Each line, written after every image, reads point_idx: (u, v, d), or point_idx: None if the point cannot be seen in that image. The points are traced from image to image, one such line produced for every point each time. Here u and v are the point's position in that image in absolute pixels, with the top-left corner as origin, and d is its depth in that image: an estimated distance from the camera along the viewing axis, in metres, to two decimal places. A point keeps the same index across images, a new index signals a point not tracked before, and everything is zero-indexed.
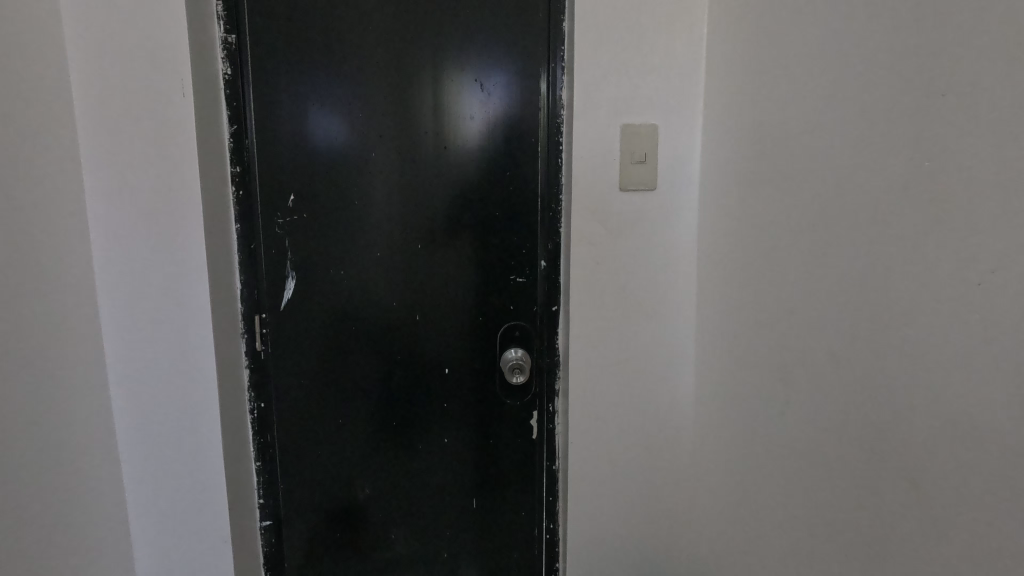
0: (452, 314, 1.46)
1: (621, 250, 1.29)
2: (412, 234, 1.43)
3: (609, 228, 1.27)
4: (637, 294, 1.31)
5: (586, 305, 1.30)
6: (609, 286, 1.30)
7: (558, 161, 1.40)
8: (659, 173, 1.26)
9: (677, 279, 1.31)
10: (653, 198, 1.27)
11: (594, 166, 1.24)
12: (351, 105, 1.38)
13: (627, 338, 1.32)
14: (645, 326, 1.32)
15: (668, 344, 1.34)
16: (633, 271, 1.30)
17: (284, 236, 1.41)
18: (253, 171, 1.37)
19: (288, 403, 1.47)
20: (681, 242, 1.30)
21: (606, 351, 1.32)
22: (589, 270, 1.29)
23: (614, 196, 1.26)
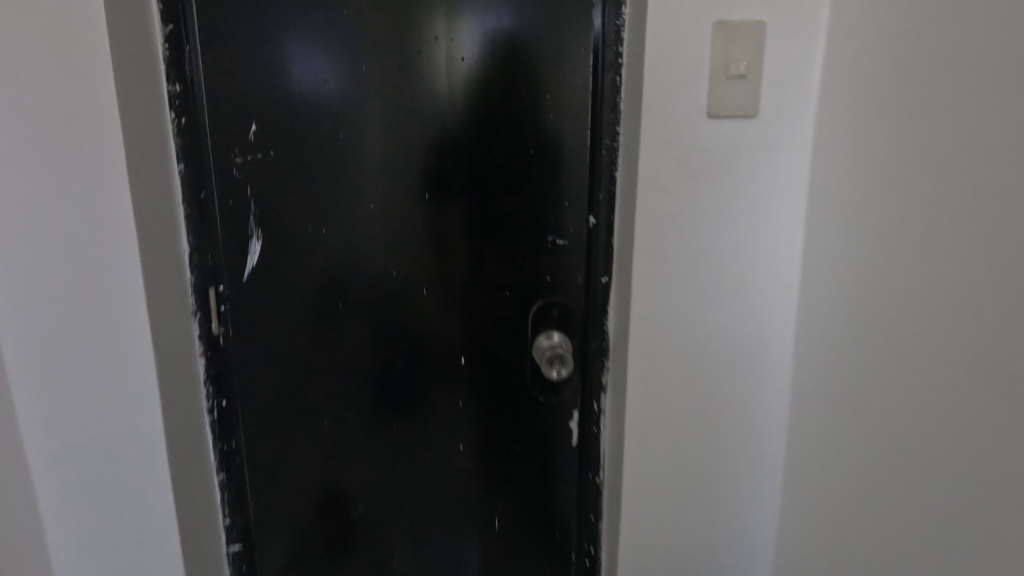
0: (468, 290, 1.12)
1: (705, 198, 0.94)
2: (418, 192, 1.08)
3: (690, 168, 0.93)
4: (721, 261, 0.97)
5: (655, 274, 0.97)
6: (687, 248, 0.96)
7: (616, 85, 1.03)
8: (762, 94, 0.91)
9: (777, 237, 0.97)
10: (751, 127, 0.93)
11: (672, 83, 0.90)
12: (332, 19, 1.00)
13: (706, 317, 1.00)
14: (731, 300, 0.99)
15: (759, 324, 1.01)
16: (721, 227, 0.96)
17: (244, 181, 1.04)
18: (199, 97, 1.00)
19: (257, 401, 1.14)
20: (785, 192, 0.96)
21: (679, 335, 1.00)
22: (663, 227, 0.95)
23: (700, 123, 0.91)
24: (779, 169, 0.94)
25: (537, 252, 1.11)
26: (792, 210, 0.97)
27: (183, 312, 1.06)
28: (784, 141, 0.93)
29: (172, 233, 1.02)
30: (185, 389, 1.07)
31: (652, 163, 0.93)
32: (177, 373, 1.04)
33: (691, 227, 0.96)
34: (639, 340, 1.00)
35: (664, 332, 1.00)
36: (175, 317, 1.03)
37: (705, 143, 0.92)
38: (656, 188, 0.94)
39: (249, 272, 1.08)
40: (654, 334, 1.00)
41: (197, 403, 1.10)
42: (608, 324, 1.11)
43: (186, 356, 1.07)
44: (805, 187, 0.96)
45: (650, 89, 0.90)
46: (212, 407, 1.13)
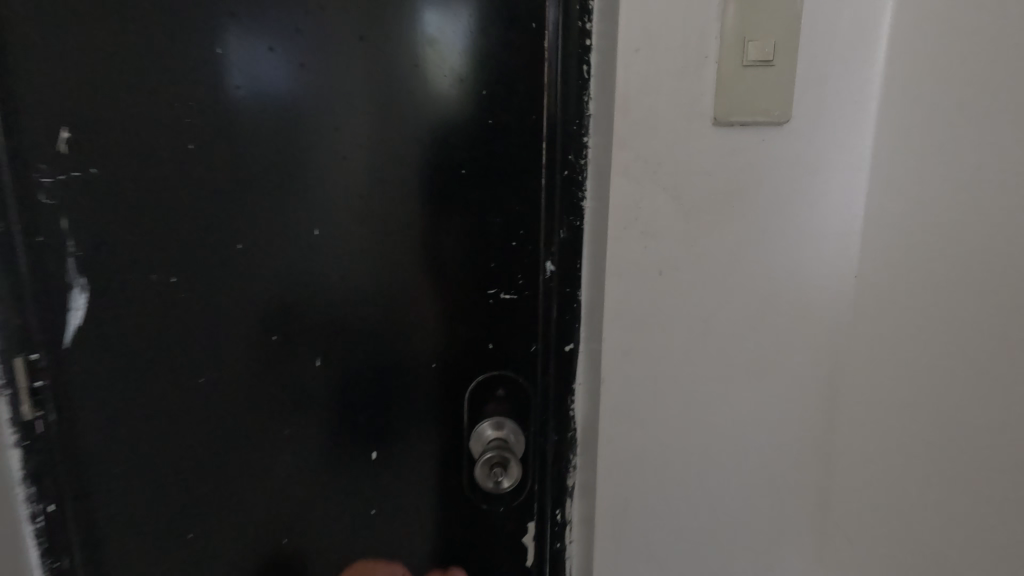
0: (384, 358, 0.82)
1: (707, 244, 0.64)
2: (348, 271, 0.79)
3: (686, 199, 0.63)
4: (732, 334, 0.67)
5: (633, 351, 0.67)
6: (680, 316, 0.66)
7: (586, 77, 0.70)
8: (797, 88, 0.60)
9: (815, 299, 0.66)
10: (779, 140, 0.61)
11: (661, 72, 0.59)
12: (251, 52, 0.72)
13: (709, 413, 0.69)
14: (744, 389, 0.69)
15: (787, 422, 0.70)
16: (731, 286, 0.65)
17: (56, 209, 0.75)
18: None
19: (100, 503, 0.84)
20: (831, 234, 0.65)
21: (668, 437, 0.70)
22: (646, 285, 0.65)
23: (701, 135, 0.61)
24: (820, 202, 0.64)
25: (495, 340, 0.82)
26: (833, 260, 0.65)
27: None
28: (827, 162, 0.63)
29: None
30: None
31: (630, 192, 0.62)
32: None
33: (689, 285, 0.65)
34: (611, 441, 0.70)
35: (646, 432, 0.70)
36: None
37: (707, 163, 0.62)
38: (636, 228, 0.63)
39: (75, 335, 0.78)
40: (632, 434, 0.70)
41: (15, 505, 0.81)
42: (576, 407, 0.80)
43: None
44: (858, 227, 0.64)
45: (626, 83, 0.60)
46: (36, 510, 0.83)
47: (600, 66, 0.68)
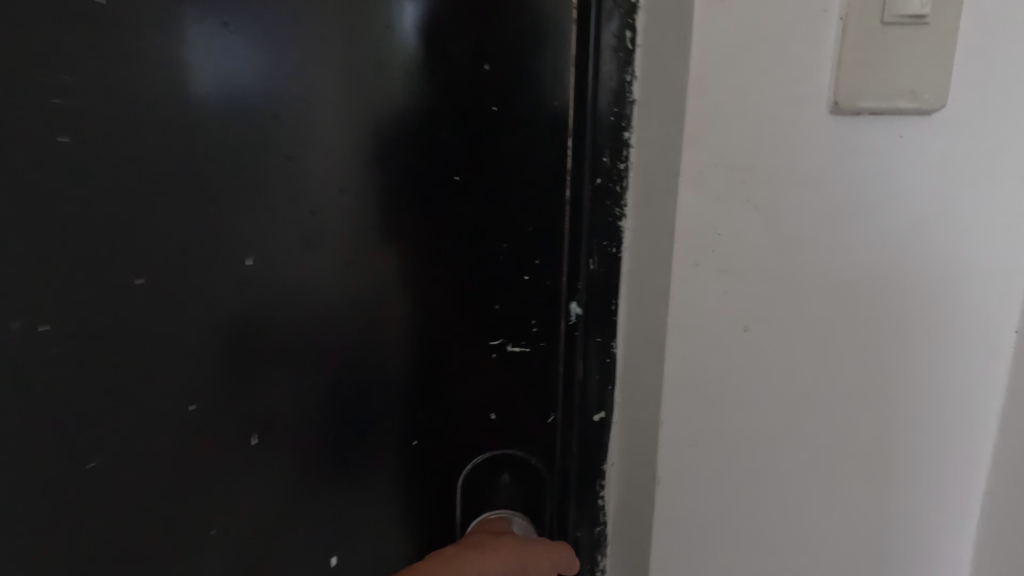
0: (339, 442, 0.59)
1: (813, 286, 0.43)
2: (316, 357, 0.55)
3: (785, 222, 0.42)
4: (844, 418, 0.46)
5: (699, 439, 0.46)
6: (769, 391, 0.45)
7: (628, 50, 0.49)
8: (956, 59, 0.40)
9: (960, 361, 0.45)
10: (927, 137, 0.41)
11: (754, 34, 0.40)
12: (198, 35, 0.45)
13: (804, 528, 0.48)
14: (854, 492, 0.47)
15: (911, 534, 0.49)
16: (848, 347, 0.44)
17: None
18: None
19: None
20: (995, 270, 0.43)
21: (744, 559, 0.48)
22: (722, 346, 0.44)
23: (809, 128, 0.41)
24: (979, 226, 0.43)
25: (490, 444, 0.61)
26: (984, 307, 0.44)
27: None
28: (994, 166, 0.42)
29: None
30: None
31: (701, 210, 0.43)
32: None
33: (783, 348, 0.44)
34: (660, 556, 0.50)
35: (713, 553, 0.48)
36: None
37: (818, 170, 0.42)
38: (709, 263, 0.43)
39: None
40: (693, 553, 0.49)
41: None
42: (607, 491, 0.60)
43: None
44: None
45: (701, 52, 0.41)
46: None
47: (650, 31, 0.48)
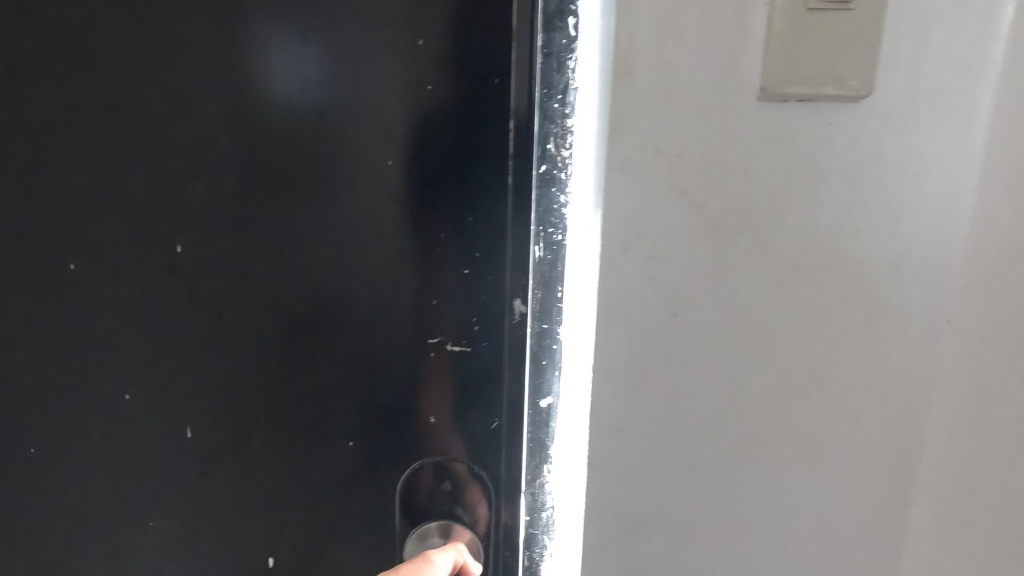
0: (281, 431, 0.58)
1: (739, 267, 0.42)
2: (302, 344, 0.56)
3: (711, 207, 0.41)
4: (782, 403, 0.44)
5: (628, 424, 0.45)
6: (698, 374, 0.44)
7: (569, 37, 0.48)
8: (885, 48, 0.40)
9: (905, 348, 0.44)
10: (858, 126, 0.41)
11: (683, 14, 0.39)
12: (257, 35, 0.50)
13: (730, 520, 0.46)
14: (785, 485, 0.46)
15: (850, 540, 0.47)
16: (777, 332, 0.43)
17: None
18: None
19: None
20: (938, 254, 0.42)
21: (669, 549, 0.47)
22: (650, 330, 0.43)
23: (739, 111, 0.40)
24: (909, 215, 0.42)
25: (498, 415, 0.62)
26: (914, 300, 0.43)
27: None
28: (922, 156, 0.41)
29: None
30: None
31: (629, 193, 0.42)
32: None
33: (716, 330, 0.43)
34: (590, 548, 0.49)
35: (635, 545, 0.47)
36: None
37: (744, 155, 0.41)
38: (636, 249, 0.42)
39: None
40: (615, 546, 0.48)
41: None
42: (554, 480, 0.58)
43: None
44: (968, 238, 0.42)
45: (630, 24, 0.40)
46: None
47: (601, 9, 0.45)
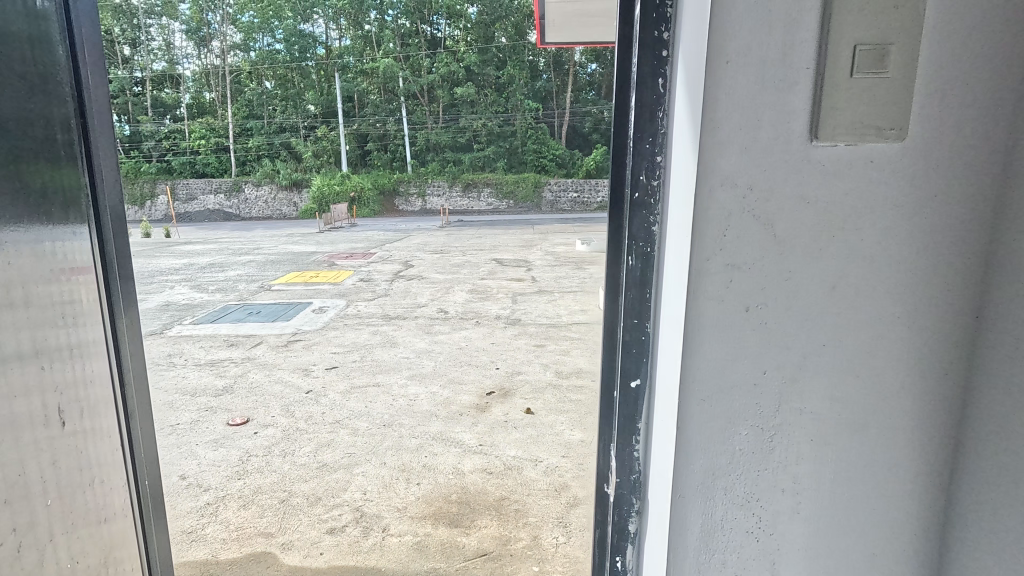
0: None
1: (801, 267, 0.48)
2: None
3: (778, 225, 0.47)
4: (830, 389, 0.51)
5: (701, 417, 0.51)
6: (767, 361, 0.50)
7: (661, 93, 0.53)
8: (916, 110, 0.46)
9: (926, 349, 0.50)
10: (899, 166, 0.47)
11: (752, 74, 0.45)
12: None
13: (792, 482, 0.53)
14: (839, 449, 0.53)
15: (894, 499, 0.54)
16: (828, 337, 0.50)
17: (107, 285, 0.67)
18: (40, 83, 0.56)
19: (154, 471, 0.76)
20: (946, 262, 0.49)
21: (736, 520, 0.54)
22: (725, 327, 0.49)
23: (800, 154, 0.46)
24: (943, 231, 0.48)
25: (603, 394, 0.65)
26: (952, 300, 0.49)
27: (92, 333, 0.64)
28: (934, 190, 0.47)
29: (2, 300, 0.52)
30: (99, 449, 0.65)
31: (708, 217, 0.47)
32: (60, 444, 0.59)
33: (776, 331, 0.49)
34: (663, 530, 0.54)
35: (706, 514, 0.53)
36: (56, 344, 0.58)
37: (803, 185, 0.47)
38: (714, 262, 0.48)
39: (118, 317, 0.68)
40: (692, 515, 0.53)
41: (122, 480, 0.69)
42: (641, 458, 0.61)
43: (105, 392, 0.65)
44: (978, 259, 0.48)
45: (715, 76, 0.45)
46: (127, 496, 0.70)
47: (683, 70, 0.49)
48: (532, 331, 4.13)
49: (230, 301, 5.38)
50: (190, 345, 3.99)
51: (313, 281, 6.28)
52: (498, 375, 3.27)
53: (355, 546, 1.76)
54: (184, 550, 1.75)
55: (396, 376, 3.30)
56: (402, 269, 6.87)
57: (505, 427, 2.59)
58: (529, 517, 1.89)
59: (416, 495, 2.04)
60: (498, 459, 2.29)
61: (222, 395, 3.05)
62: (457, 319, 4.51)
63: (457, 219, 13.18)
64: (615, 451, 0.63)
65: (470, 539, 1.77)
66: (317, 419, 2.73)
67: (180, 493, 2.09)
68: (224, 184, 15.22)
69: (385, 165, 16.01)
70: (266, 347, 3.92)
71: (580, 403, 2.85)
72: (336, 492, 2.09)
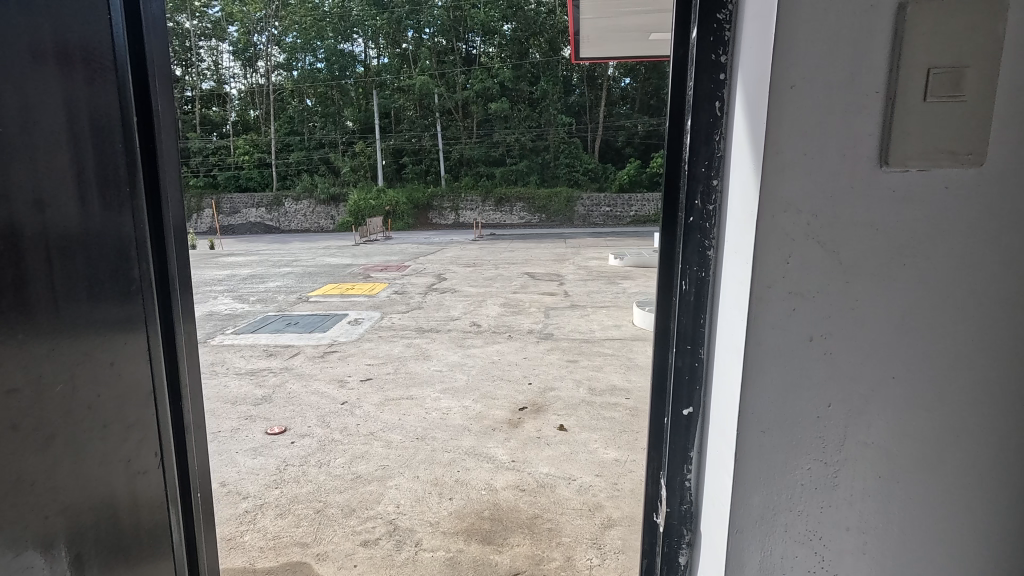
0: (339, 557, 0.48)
1: (866, 295, 0.47)
2: None
3: (844, 253, 0.46)
4: (898, 422, 0.49)
5: (762, 451, 0.49)
6: (833, 394, 0.48)
7: (718, 116, 0.53)
8: (996, 132, 0.44)
9: (1002, 383, 0.48)
10: (976, 193, 0.45)
11: (821, 98, 0.44)
12: None
13: (858, 521, 0.51)
14: (905, 485, 0.50)
15: (964, 541, 0.50)
16: (895, 369, 0.48)
17: (173, 298, 0.68)
18: (112, 114, 0.58)
19: (205, 480, 0.77)
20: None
21: (797, 558, 0.51)
22: (789, 358, 0.47)
23: (867, 178, 0.45)
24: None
25: (652, 421, 0.64)
26: None
27: (132, 349, 0.61)
28: (1010, 217, 0.45)
29: (44, 325, 0.51)
30: (150, 461, 0.64)
31: (771, 244, 0.46)
32: (71, 475, 0.54)
33: (840, 359, 0.48)
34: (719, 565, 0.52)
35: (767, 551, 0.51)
36: (77, 369, 0.54)
37: (872, 213, 0.45)
38: (776, 289, 0.46)
39: (176, 334, 0.69)
40: (752, 550, 0.51)
41: (159, 497, 0.66)
42: (693, 488, 0.59)
43: (137, 410, 0.62)
44: None
45: (778, 101, 0.44)
46: (164, 511, 0.67)
47: (743, 95, 0.49)
48: (565, 346, 4.10)
49: (270, 312, 5.53)
50: (231, 355, 4.11)
51: (349, 292, 6.39)
52: (530, 390, 3.25)
53: (388, 559, 1.76)
54: (223, 557, 1.78)
55: (430, 389, 3.31)
56: (435, 282, 6.94)
57: (538, 443, 2.57)
58: (562, 537, 1.86)
59: (449, 509, 2.04)
60: (531, 477, 2.27)
61: (262, 405, 3.12)
62: (489, 333, 4.52)
63: (489, 232, 13.27)
64: (665, 480, 0.61)
65: (503, 558, 1.75)
66: (352, 431, 2.77)
67: (220, 500, 2.14)
68: (266, 198, 15.73)
69: (419, 179, 16.27)
70: (304, 357, 4.00)
71: (614, 420, 2.81)
72: (370, 504, 2.10)
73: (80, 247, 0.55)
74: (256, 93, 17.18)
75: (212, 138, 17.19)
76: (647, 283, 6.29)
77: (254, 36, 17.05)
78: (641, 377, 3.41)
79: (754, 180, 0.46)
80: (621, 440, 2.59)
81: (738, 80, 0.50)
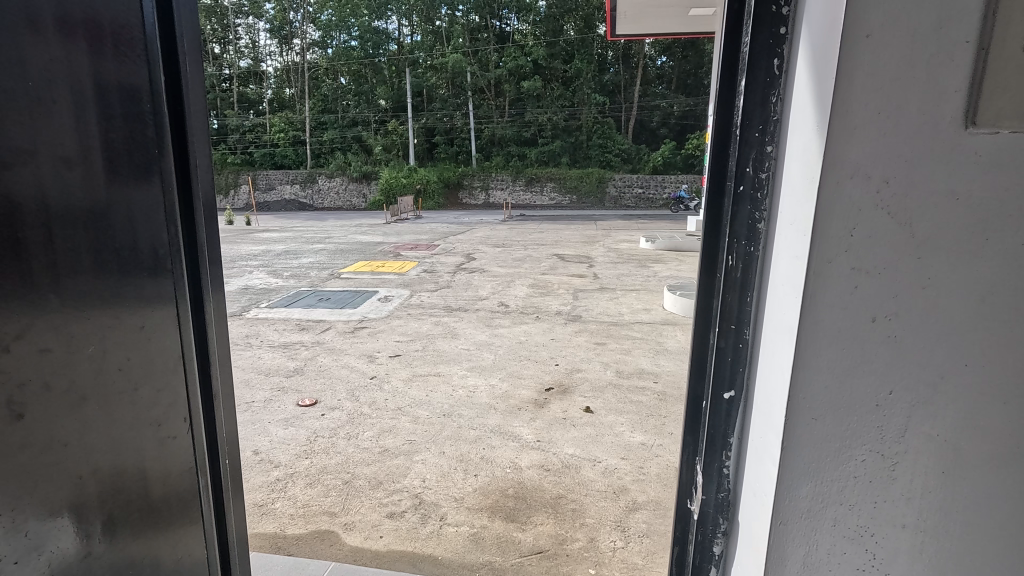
0: None
1: (936, 274, 0.42)
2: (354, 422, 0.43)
3: (917, 225, 0.41)
4: (969, 413, 0.44)
5: (812, 440, 0.45)
6: (895, 381, 0.44)
7: (775, 74, 0.48)
8: None
9: None
10: None
11: (904, 46, 0.39)
12: None
13: (916, 518, 0.47)
14: (969, 482, 0.46)
15: None
16: (967, 356, 0.43)
17: (200, 266, 0.67)
18: (139, 71, 0.56)
19: (234, 452, 0.78)
20: None
21: (845, 555, 0.48)
22: (847, 338, 0.43)
23: (947, 142, 0.40)
24: None
25: (688, 403, 0.60)
26: None
27: (161, 313, 0.60)
28: None
29: (73, 289, 0.50)
30: (179, 427, 0.64)
31: (835, 213, 0.41)
32: (102, 436, 0.54)
33: (905, 341, 0.43)
34: (760, 557, 0.49)
35: (812, 546, 0.48)
36: (106, 332, 0.54)
37: (951, 180, 0.40)
38: (836, 263, 0.42)
39: (205, 302, 0.69)
40: (797, 544, 0.47)
41: (189, 464, 0.66)
42: (731, 476, 0.56)
43: (167, 375, 0.61)
44: None
45: (850, 51, 0.39)
46: (194, 478, 0.67)
47: (807, 50, 0.44)
48: (592, 328, 4.05)
49: (302, 287, 5.64)
50: (265, 328, 4.21)
51: (379, 269, 6.47)
52: (557, 371, 3.23)
53: (413, 532, 1.78)
54: (254, 523, 1.83)
55: (456, 367, 3.32)
56: (464, 261, 6.95)
57: (564, 424, 2.55)
58: (586, 518, 1.85)
59: (473, 486, 2.05)
60: (556, 457, 2.26)
61: (292, 378, 3.17)
62: (517, 313, 4.51)
63: (519, 213, 13.20)
64: (701, 466, 0.58)
65: (527, 536, 1.75)
66: (379, 406, 2.80)
67: (253, 467, 2.20)
68: (300, 175, 15.95)
69: (450, 158, 16.24)
70: (334, 332, 4.06)
71: (640, 404, 2.77)
72: (396, 477, 2.12)
73: (108, 206, 0.53)
74: (292, 71, 17.35)
75: (249, 115, 17.46)
76: (678, 267, 6.16)
77: (290, 14, 17.17)
78: (670, 361, 3.35)
79: (819, 141, 0.41)
80: (647, 424, 2.56)
81: (802, 32, 0.45)
